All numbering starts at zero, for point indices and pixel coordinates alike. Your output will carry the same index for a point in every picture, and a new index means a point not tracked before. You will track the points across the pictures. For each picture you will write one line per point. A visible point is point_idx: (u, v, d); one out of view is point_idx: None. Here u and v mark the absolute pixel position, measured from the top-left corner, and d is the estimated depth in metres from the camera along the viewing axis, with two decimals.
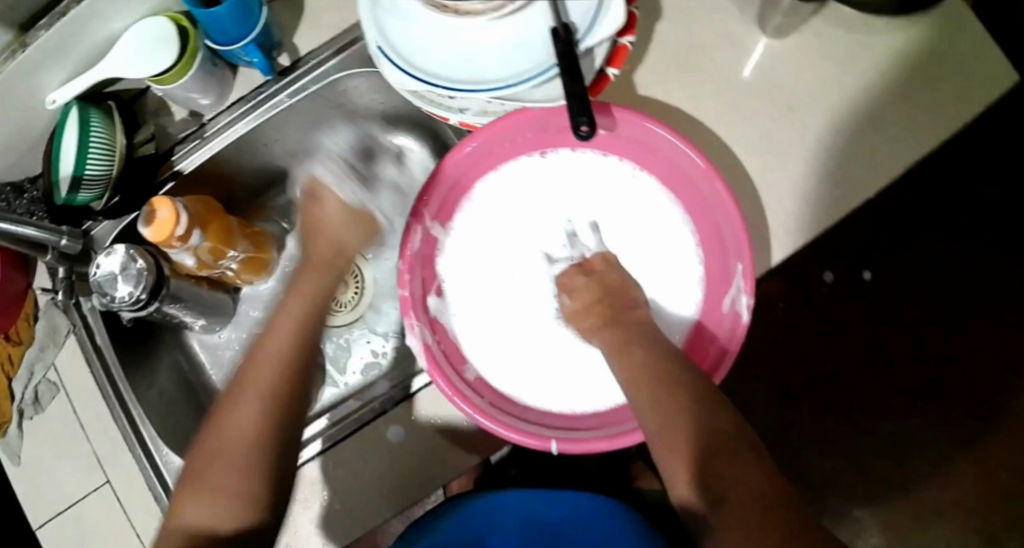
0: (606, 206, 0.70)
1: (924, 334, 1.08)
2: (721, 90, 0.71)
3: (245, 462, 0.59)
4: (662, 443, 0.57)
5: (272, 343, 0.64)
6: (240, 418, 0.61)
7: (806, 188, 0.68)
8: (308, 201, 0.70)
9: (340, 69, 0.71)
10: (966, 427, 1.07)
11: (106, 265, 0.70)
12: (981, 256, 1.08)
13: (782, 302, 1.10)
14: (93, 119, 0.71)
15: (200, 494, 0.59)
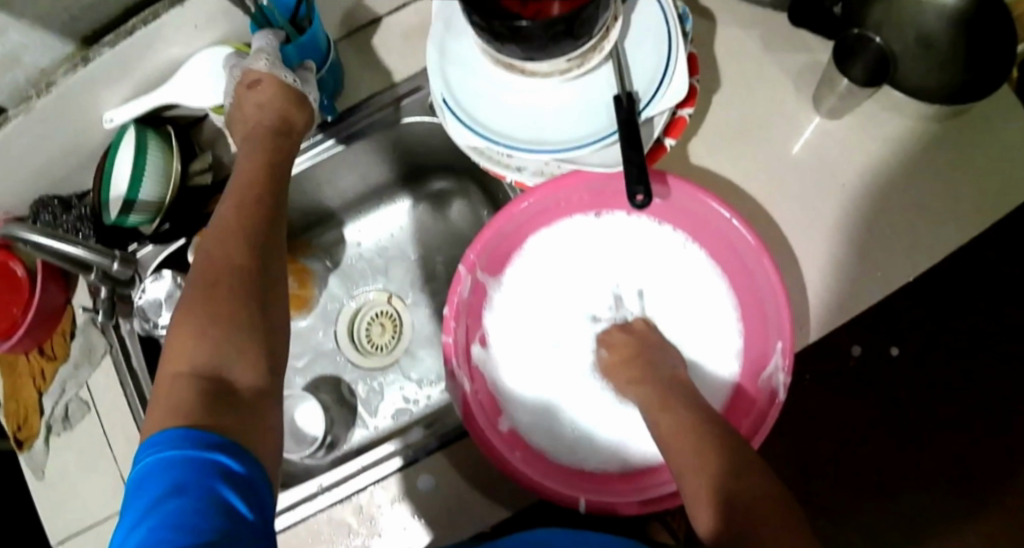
0: (654, 273, 0.70)
1: (949, 411, 1.07)
2: (773, 166, 0.71)
3: (236, 296, 0.51)
4: (690, 489, 0.56)
5: (236, 191, 0.57)
6: (215, 260, 0.53)
7: (849, 267, 0.69)
8: (241, 90, 0.63)
9: (399, 115, 0.71)
10: (990, 511, 1.04)
11: (151, 290, 0.72)
12: (1007, 336, 1.08)
13: (808, 371, 1.10)
14: (151, 144, 0.73)
15: (192, 333, 0.50)
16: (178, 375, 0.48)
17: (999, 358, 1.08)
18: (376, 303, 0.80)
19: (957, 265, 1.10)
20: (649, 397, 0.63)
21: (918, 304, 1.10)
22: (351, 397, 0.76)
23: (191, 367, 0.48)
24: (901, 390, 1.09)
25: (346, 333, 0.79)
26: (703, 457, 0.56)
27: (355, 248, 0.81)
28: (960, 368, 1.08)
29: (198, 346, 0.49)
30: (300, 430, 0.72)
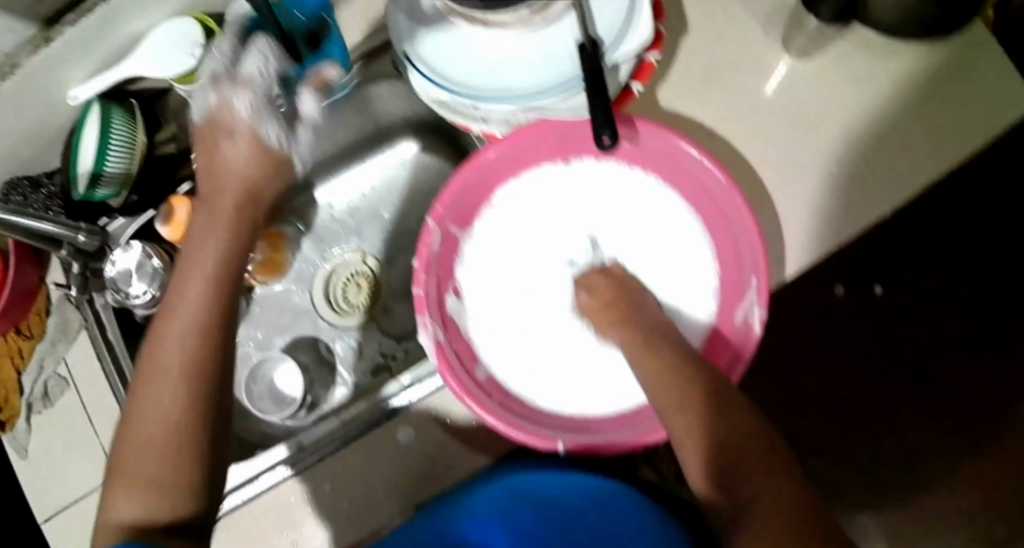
0: (627, 215, 0.69)
1: (935, 351, 1.07)
2: (743, 108, 0.71)
3: (169, 434, 0.55)
4: (678, 432, 0.59)
5: (191, 284, 0.59)
6: (161, 362, 0.56)
7: (822, 203, 0.68)
8: (221, 136, 0.63)
9: (364, 75, 0.71)
10: (974, 446, 1.05)
11: (122, 262, 0.72)
12: (992, 277, 1.07)
13: (791, 314, 1.09)
14: (116, 117, 0.73)
15: (127, 492, 0.55)
16: (116, 522, 0.54)
17: (985, 300, 1.07)
18: (351, 264, 0.79)
19: (941, 204, 1.08)
20: (629, 340, 0.64)
21: (904, 248, 1.08)
22: (330, 356, 0.76)
23: (129, 522, 0.54)
24: (886, 334, 1.08)
25: (322, 295, 0.78)
26: (690, 404, 0.58)
27: (327, 209, 0.80)
28: (946, 310, 1.07)
29: (130, 508, 0.54)
30: (281, 394, 0.73)
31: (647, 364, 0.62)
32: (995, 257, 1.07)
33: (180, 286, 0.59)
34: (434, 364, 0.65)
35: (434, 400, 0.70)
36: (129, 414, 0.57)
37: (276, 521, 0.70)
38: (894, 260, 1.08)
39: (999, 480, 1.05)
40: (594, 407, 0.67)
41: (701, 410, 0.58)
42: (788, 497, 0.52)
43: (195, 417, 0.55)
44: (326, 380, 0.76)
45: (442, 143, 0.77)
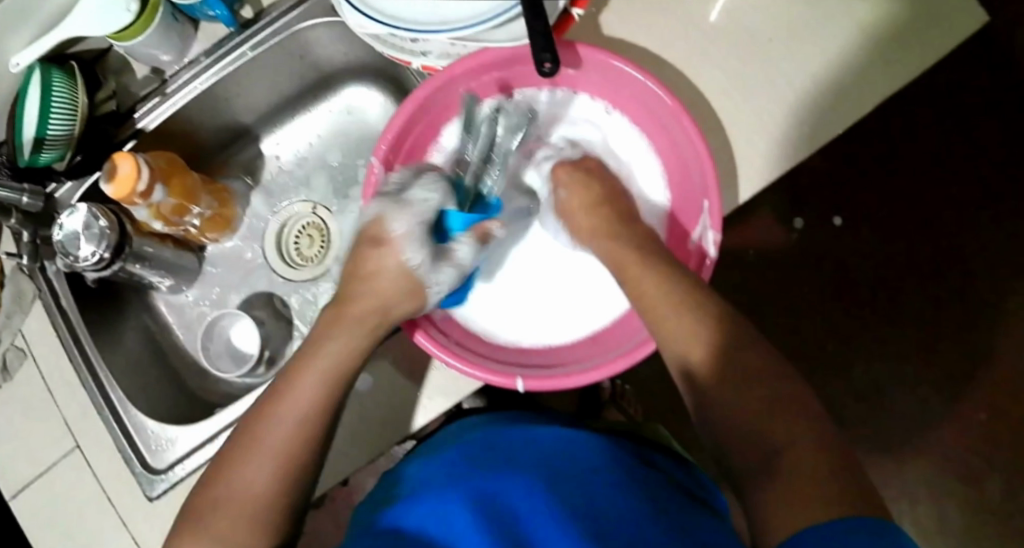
0: (589, 119, 0.71)
1: (893, 279, 1.11)
2: (688, 32, 0.69)
3: (265, 494, 0.56)
4: (665, 342, 0.58)
5: (314, 365, 0.59)
6: (290, 432, 0.57)
7: (774, 125, 0.67)
8: (365, 241, 0.63)
9: (302, 19, 0.71)
10: (934, 367, 1.10)
11: (67, 224, 0.69)
12: (944, 202, 1.10)
13: (752, 249, 1.13)
14: (55, 77, 0.69)
15: (216, 525, 0.55)
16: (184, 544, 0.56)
17: (938, 231, 1.11)
18: (302, 215, 0.83)
19: (893, 136, 1.11)
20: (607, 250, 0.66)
21: (861, 190, 1.12)
22: (284, 309, 0.80)
23: None
24: (844, 265, 1.12)
25: (273, 248, 0.82)
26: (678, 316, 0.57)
27: (275, 161, 0.84)
28: (902, 243, 1.11)
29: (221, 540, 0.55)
30: (239, 351, 0.77)
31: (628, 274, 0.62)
32: (946, 183, 1.10)
33: (283, 392, 0.58)
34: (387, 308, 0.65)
35: (391, 343, 0.69)
36: (211, 483, 0.57)
37: None
38: (847, 189, 1.12)
39: (961, 405, 1.09)
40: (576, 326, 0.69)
41: (704, 350, 0.56)
42: (798, 428, 0.51)
43: (277, 502, 0.56)
44: (283, 335, 0.79)
45: (384, 88, 0.80)
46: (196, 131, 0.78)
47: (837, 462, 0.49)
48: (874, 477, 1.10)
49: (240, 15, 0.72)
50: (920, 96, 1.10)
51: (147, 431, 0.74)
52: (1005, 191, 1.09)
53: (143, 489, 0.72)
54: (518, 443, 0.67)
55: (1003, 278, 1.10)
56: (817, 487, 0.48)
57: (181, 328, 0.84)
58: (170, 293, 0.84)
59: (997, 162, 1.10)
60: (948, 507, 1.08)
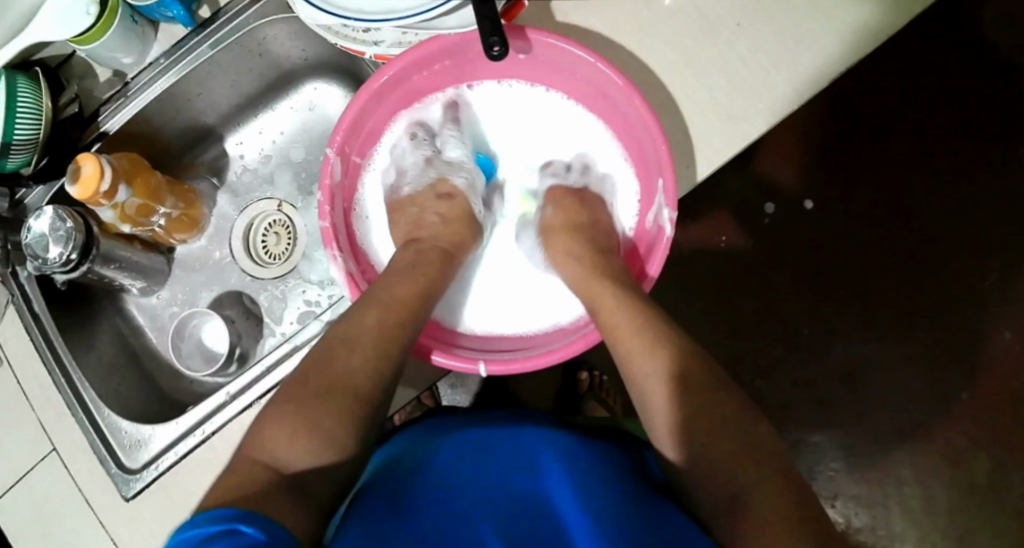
0: (555, 117, 0.74)
1: (867, 261, 1.11)
2: (640, 13, 0.69)
3: (345, 412, 0.55)
4: (638, 377, 0.60)
5: (389, 299, 0.62)
6: (370, 354, 0.58)
7: (731, 104, 0.67)
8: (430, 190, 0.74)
9: (258, 17, 0.73)
10: (912, 347, 1.10)
11: (35, 226, 0.70)
12: (911, 181, 1.11)
13: (723, 236, 1.11)
14: (20, 81, 0.69)
15: (290, 438, 0.53)
16: (256, 455, 0.52)
17: (910, 210, 1.11)
18: (268, 213, 0.85)
19: (856, 118, 1.12)
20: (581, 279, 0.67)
21: (832, 172, 1.12)
22: (255, 306, 0.83)
23: (274, 461, 0.52)
24: (818, 248, 1.11)
25: (241, 246, 0.84)
26: (652, 353, 0.59)
27: (239, 160, 0.86)
28: (876, 224, 1.11)
29: (297, 451, 0.53)
30: (210, 350, 0.78)
31: (603, 309, 0.63)
32: (910, 163, 1.11)
33: (379, 296, 0.62)
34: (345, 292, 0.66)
35: None
36: (302, 376, 0.57)
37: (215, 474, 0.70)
38: (815, 173, 1.12)
39: (941, 385, 1.09)
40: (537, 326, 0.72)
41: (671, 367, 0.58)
42: (761, 472, 0.53)
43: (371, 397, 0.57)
44: (253, 332, 0.81)
45: (345, 83, 0.84)
46: (160, 134, 0.80)
47: (808, 509, 0.51)
48: (860, 460, 1.09)
49: (197, 15, 0.74)
50: (877, 78, 1.12)
51: (122, 430, 0.73)
52: (970, 167, 1.11)
53: (120, 489, 0.71)
54: (494, 443, 0.67)
55: (974, 254, 1.10)
56: (780, 530, 0.49)
57: (153, 330, 0.85)
58: (140, 296, 0.85)
59: (964, 141, 1.11)
60: (932, 485, 1.08)
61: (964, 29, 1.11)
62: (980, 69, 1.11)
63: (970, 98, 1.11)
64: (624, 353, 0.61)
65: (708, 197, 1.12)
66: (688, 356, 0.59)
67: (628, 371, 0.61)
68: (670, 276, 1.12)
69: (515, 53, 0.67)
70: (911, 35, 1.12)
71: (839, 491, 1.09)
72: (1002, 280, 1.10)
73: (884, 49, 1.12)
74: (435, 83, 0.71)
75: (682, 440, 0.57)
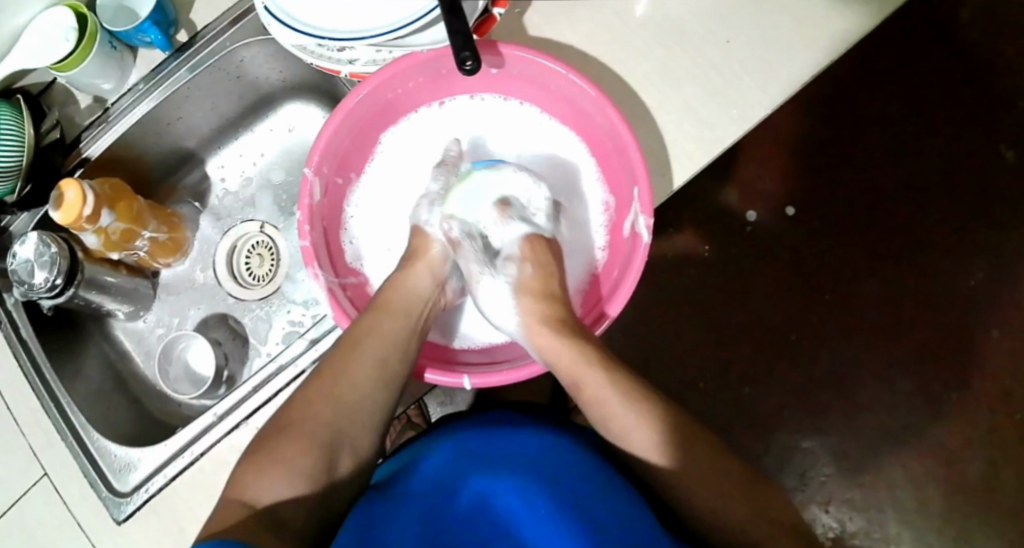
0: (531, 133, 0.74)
1: (852, 264, 1.11)
2: (611, 26, 0.70)
3: (316, 450, 0.59)
4: (612, 433, 0.63)
5: (379, 335, 0.64)
6: (339, 396, 0.61)
7: (705, 111, 0.68)
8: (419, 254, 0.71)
9: (236, 40, 0.74)
10: (902, 347, 1.10)
11: (20, 253, 0.70)
12: (895, 182, 1.12)
13: (708, 245, 1.12)
14: (1, 110, 0.70)
15: (269, 477, 0.57)
16: (239, 496, 0.56)
17: (896, 212, 1.11)
18: (251, 234, 0.85)
19: (838, 122, 1.13)
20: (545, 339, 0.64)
21: (817, 176, 1.12)
22: (241, 329, 0.83)
23: (265, 502, 0.56)
24: (803, 252, 1.12)
25: (225, 268, 0.84)
26: (631, 418, 0.61)
27: (221, 184, 0.87)
28: (862, 225, 1.12)
29: (281, 490, 0.57)
30: (196, 373, 0.78)
31: (583, 382, 0.62)
32: (891, 164, 1.12)
33: (358, 334, 0.64)
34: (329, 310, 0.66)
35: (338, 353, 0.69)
36: (284, 420, 0.60)
37: (202, 498, 0.70)
38: (798, 178, 1.12)
39: (932, 387, 1.09)
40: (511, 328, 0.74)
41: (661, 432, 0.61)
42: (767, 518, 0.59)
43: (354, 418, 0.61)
44: (240, 354, 0.82)
45: (324, 103, 0.84)
46: (143, 158, 0.81)
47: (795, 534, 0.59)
48: (853, 464, 1.09)
49: (176, 39, 0.75)
50: (859, 81, 1.13)
51: (110, 454, 0.74)
52: (954, 167, 1.11)
53: (110, 512, 0.71)
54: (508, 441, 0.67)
55: (960, 253, 1.11)
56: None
57: (140, 354, 0.85)
58: (127, 320, 0.85)
59: (946, 140, 1.12)
60: (926, 488, 1.08)
61: (943, 31, 1.12)
62: (961, 70, 1.12)
63: (951, 97, 1.12)
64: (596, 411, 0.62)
65: (694, 204, 1.12)
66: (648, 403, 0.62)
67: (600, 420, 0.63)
68: (659, 284, 1.12)
69: (487, 68, 0.68)
70: (891, 39, 1.13)
71: (833, 495, 1.09)
72: (990, 278, 1.10)
73: (865, 52, 1.13)
74: (408, 101, 0.71)
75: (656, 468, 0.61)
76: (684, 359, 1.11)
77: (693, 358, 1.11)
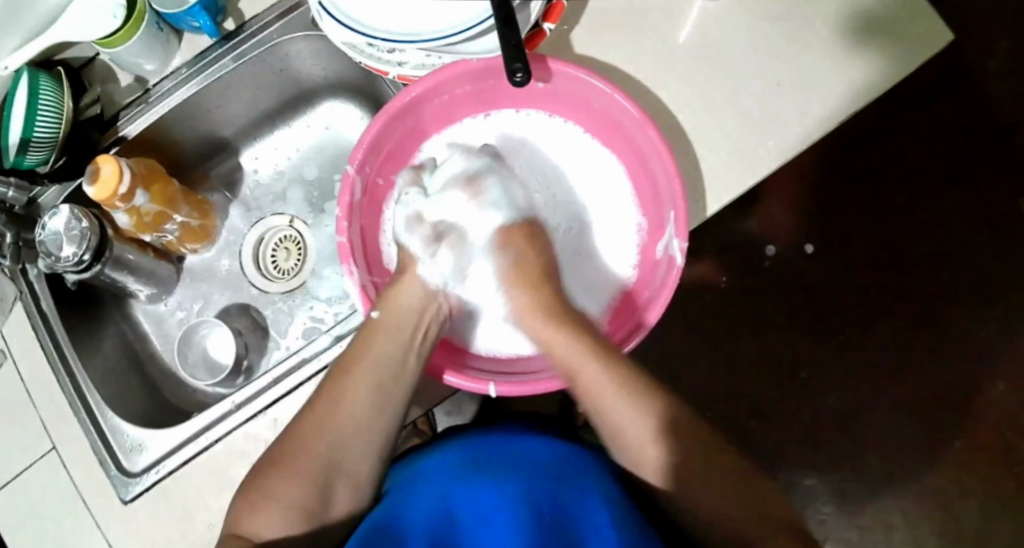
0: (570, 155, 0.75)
1: (865, 305, 1.12)
2: (657, 51, 0.70)
3: (309, 485, 0.61)
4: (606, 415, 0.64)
5: (371, 363, 0.65)
6: (331, 429, 0.63)
7: (742, 141, 0.68)
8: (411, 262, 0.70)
9: (283, 33, 0.74)
10: (908, 392, 1.11)
11: (50, 224, 0.70)
12: (913, 227, 1.13)
13: (726, 275, 1.13)
14: (42, 80, 0.71)
15: (266, 513, 0.60)
16: (240, 532, 0.60)
17: (911, 256, 1.13)
18: (280, 228, 0.86)
19: (862, 164, 1.14)
20: (545, 330, 0.67)
21: (836, 215, 1.13)
22: (263, 321, 0.83)
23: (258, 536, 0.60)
24: (818, 289, 1.13)
25: (252, 258, 0.85)
26: (634, 410, 0.62)
27: (254, 175, 0.88)
28: (877, 269, 1.13)
29: (276, 526, 0.60)
30: (215, 361, 0.79)
31: (582, 381, 0.63)
32: (910, 210, 1.13)
33: (356, 362, 0.65)
34: (358, 303, 0.69)
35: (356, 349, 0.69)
36: (284, 445, 0.63)
37: (212, 487, 0.70)
38: (819, 217, 1.14)
39: (934, 431, 1.10)
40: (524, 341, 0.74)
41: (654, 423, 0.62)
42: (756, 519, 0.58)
43: (350, 446, 0.63)
44: (259, 344, 0.82)
45: (363, 103, 0.85)
46: (179, 143, 0.81)
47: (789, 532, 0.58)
48: (851, 504, 1.10)
49: (222, 27, 0.75)
50: (885, 125, 1.14)
51: (123, 433, 0.73)
52: (972, 217, 1.13)
53: (117, 492, 0.71)
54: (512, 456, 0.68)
55: (973, 303, 1.12)
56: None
57: (159, 337, 0.85)
58: (148, 302, 0.85)
59: (967, 189, 1.13)
60: (923, 534, 1.08)
61: (972, 83, 1.14)
62: (984, 120, 1.13)
63: (975, 148, 1.13)
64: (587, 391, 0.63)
65: (713, 236, 1.13)
66: (647, 390, 0.63)
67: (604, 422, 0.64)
68: (672, 310, 1.13)
69: (534, 82, 0.69)
70: (921, 87, 1.14)
71: (830, 533, 1.09)
72: (1000, 330, 1.11)
73: (895, 97, 1.14)
74: (454, 108, 0.72)
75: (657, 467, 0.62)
76: (691, 385, 1.12)
77: (702, 386, 1.12)
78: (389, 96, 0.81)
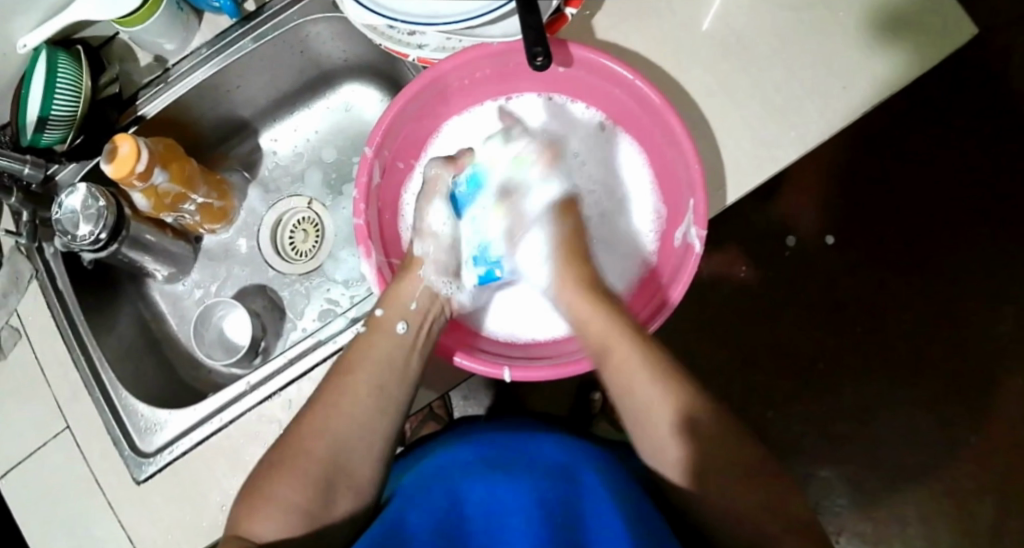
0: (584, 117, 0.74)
1: (882, 299, 1.12)
2: (679, 37, 0.70)
3: (309, 484, 0.61)
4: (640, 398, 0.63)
5: (369, 364, 0.65)
6: (330, 428, 0.63)
7: (765, 129, 0.68)
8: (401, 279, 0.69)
9: (302, 14, 0.74)
10: (923, 387, 1.10)
11: (67, 202, 0.70)
12: (933, 221, 1.12)
13: (742, 268, 1.12)
14: (60, 58, 0.70)
15: (264, 510, 0.60)
16: (240, 532, 0.59)
17: (930, 251, 1.12)
18: (298, 209, 0.86)
19: (882, 157, 1.13)
20: (583, 309, 0.67)
21: (855, 208, 1.13)
22: (279, 302, 0.83)
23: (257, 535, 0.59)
24: (835, 281, 1.12)
25: (269, 240, 0.85)
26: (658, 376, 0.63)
27: (272, 156, 0.87)
28: (895, 263, 1.12)
29: (277, 527, 0.59)
30: (231, 341, 0.78)
31: (615, 352, 0.63)
32: (930, 203, 1.12)
33: (353, 366, 0.65)
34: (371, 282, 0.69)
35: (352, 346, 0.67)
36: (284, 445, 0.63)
37: (226, 468, 0.70)
38: (837, 210, 1.13)
39: (951, 426, 1.09)
40: (540, 322, 0.74)
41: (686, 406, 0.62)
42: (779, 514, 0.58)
43: (348, 447, 0.63)
44: (275, 325, 0.82)
45: (382, 86, 0.84)
46: (198, 123, 0.81)
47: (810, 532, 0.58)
48: (866, 497, 1.09)
49: (242, 7, 0.74)
50: (906, 118, 1.13)
51: (137, 414, 0.73)
52: (992, 211, 1.12)
53: (132, 472, 0.71)
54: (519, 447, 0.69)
55: (992, 297, 1.11)
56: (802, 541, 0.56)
57: (174, 318, 0.85)
58: (165, 282, 0.85)
59: (989, 184, 1.12)
60: (937, 528, 1.08)
61: (996, 74, 1.12)
62: (1006, 115, 1.12)
63: (997, 141, 1.12)
64: (627, 382, 0.64)
65: (729, 228, 1.13)
66: (672, 375, 0.63)
67: (626, 396, 0.64)
68: (688, 301, 1.12)
69: (555, 66, 0.68)
70: (944, 79, 1.13)
71: (842, 527, 1.09)
72: (1019, 326, 1.10)
73: (917, 88, 1.13)
74: (474, 91, 0.72)
75: (687, 456, 0.61)
76: (706, 376, 1.11)
77: (717, 377, 1.12)
78: (409, 79, 0.81)
